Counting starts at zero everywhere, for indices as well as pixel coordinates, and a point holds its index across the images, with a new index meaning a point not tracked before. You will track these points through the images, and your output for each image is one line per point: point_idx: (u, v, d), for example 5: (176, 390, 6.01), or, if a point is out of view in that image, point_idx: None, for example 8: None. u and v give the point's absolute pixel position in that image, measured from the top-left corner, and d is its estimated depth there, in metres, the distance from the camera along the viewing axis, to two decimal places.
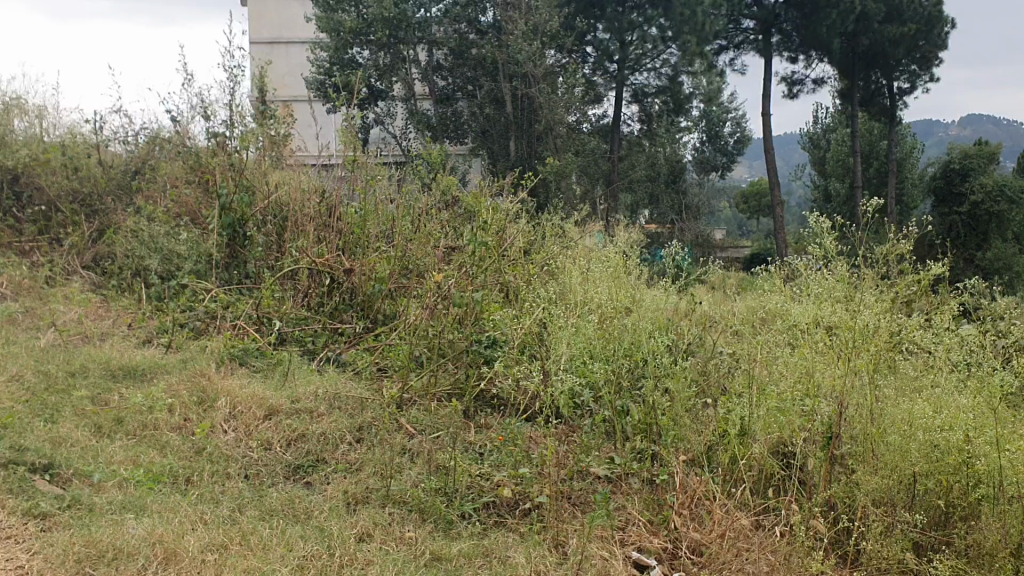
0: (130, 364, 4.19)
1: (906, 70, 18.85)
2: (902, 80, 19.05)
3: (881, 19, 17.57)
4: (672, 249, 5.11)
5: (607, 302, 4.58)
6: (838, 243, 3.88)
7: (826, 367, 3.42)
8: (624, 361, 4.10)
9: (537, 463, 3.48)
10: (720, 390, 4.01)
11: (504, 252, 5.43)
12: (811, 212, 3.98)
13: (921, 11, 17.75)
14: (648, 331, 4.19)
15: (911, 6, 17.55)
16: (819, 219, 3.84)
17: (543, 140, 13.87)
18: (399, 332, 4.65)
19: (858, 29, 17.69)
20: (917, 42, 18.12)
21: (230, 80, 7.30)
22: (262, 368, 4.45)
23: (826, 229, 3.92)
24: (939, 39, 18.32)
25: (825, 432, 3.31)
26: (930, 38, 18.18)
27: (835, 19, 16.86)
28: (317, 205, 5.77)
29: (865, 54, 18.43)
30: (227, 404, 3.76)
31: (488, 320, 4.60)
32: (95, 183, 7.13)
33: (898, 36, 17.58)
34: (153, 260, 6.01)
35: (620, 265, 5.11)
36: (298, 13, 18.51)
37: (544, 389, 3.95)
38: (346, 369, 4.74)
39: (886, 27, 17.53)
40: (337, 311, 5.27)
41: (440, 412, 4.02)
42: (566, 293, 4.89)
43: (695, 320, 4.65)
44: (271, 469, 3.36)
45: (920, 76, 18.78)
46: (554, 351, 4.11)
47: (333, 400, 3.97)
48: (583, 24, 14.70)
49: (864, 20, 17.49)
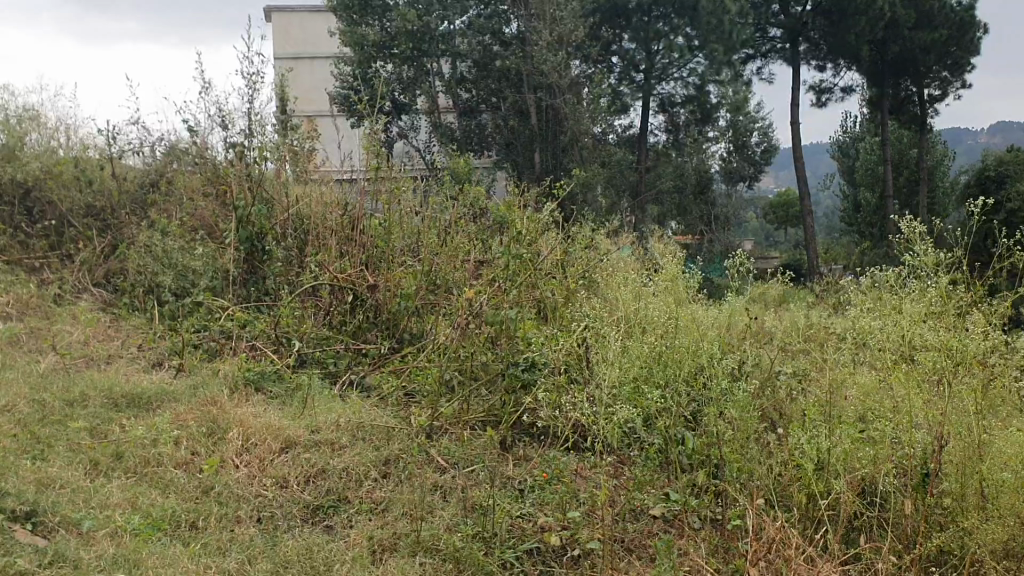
0: (136, 391, 3.81)
1: (938, 77, 18.29)
2: (933, 87, 18.42)
3: (912, 25, 17.04)
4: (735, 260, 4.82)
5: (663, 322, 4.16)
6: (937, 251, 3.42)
7: (919, 393, 3.01)
8: (682, 389, 3.69)
9: (587, 506, 3.08)
10: (792, 422, 3.60)
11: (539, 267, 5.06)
12: (903, 217, 3.50)
13: (953, 16, 17.23)
14: (708, 352, 3.79)
15: (943, 11, 17.09)
16: (912, 224, 3.40)
17: (568, 151, 13.50)
18: (429, 352, 4.26)
19: (887, 36, 17.31)
20: (948, 48, 17.45)
21: (249, 88, 6.98)
22: (280, 395, 4.01)
23: (920, 235, 3.45)
24: (972, 44, 17.61)
25: (919, 468, 2.90)
26: (962, 43, 17.48)
27: (864, 26, 16.35)
28: (339, 217, 5.43)
29: (894, 62, 17.89)
30: (239, 436, 3.35)
31: (520, 337, 4.14)
32: (109, 197, 6.83)
33: (929, 43, 17.06)
34: (167, 276, 5.66)
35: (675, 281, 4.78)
36: (323, 29, 18.37)
37: (593, 421, 3.56)
38: (371, 395, 4.34)
39: (917, 34, 16.99)
40: (360, 329, 4.89)
41: (473, 443, 3.64)
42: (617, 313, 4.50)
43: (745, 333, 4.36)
44: (287, 512, 2.96)
45: (952, 82, 18.12)
46: (600, 375, 3.76)
47: (356, 431, 3.56)
48: (609, 34, 14.37)
49: (893, 27, 17.06)
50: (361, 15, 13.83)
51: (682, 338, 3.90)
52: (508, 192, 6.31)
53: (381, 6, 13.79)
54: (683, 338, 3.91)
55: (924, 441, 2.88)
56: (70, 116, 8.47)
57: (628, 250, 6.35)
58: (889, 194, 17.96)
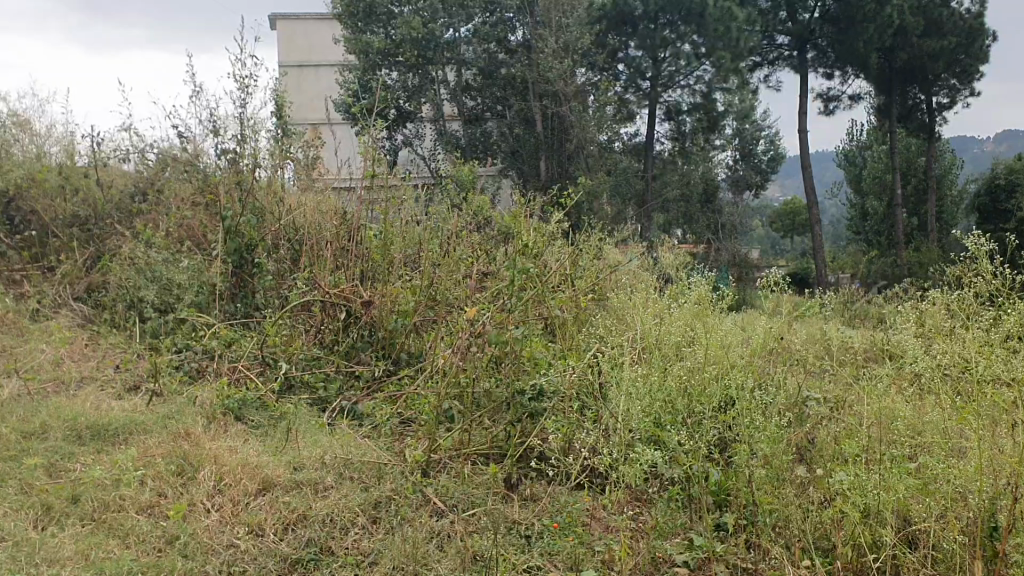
0: (102, 422, 3.45)
1: (946, 84, 17.88)
2: (941, 95, 18.08)
3: (921, 32, 16.62)
4: (768, 277, 4.98)
5: (697, 354, 3.79)
6: (999, 270, 3.18)
7: (983, 437, 2.67)
8: (711, 423, 3.34)
9: (604, 559, 2.72)
10: (837, 463, 3.22)
11: (548, 281, 4.72)
12: (964, 233, 3.20)
13: (961, 23, 16.68)
14: (741, 383, 3.45)
15: (951, 19, 16.52)
16: (981, 241, 3.06)
17: (574, 160, 13.01)
18: (425, 376, 3.86)
19: (896, 44, 16.74)
20: (957, 55, 17.06)
21: (241, 91, 6.63)
22: (262, 424, 3.66)
23: (986, 254, 3.12)
24: (981, 52, 17.18)
25: (987, 522, 2.56)
26: (971, 51, 17.08)
27: (872, 34, 15.89)
28: (335, 228, 5.05)
29: (903, 70, 17.52)
30: (211, 476, 3.00)
31: (528, 360, 3.80)
32: (94, 205, 6.51)
33: (938, 50, 16.66)
34: (150, 290, 5.33)
35: (703, 300, 4.49)
36: (327, 37, 18.07)
37: (611, 459, 3.21)
38: (363, 423, 3.91)
39: (926, 41, 16.57)
40: (352, 351, 4.51)
41: (474, 480, 3.28)
42: (643, 343, 4.15)
43: (759, 352, 4.16)
44: (261, 566, 2.58)
45: (960, 90, 17.80)
46: (617, 405, 3.42)
47: (343, 469, 3.20)
48: (615, 41, 13.99)
49: (902, 33, 16.52)
50: (365, 23, 13.51)
51: (714, 370, 3.54)
52: (513, 202, 6.04)
53: (385, 14, 13.41)
54: (714, 370, 3.55)
55: (992, 491, 2.54)
56: (60, 123, 8.17)
57: (635, 262, 6.00)
58: (898, 203, 17.61)
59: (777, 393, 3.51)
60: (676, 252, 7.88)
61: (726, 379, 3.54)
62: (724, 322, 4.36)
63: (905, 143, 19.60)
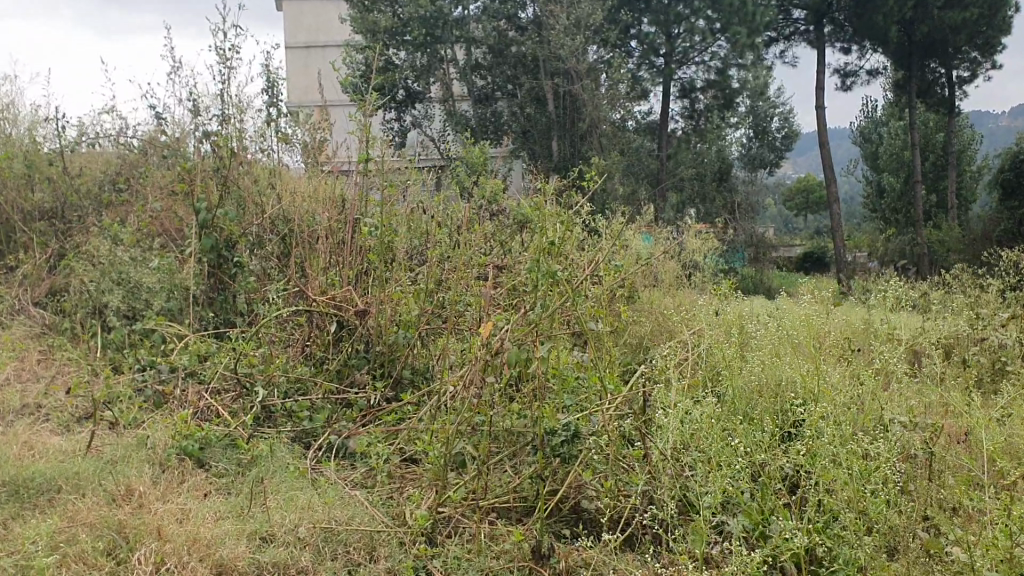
0: (22, 477, 2.75)
1: (967, 58, 16.84)
2: (962, 69, 17.08)
3: (942, 3, 15.49)
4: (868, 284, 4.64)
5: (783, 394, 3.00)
6: None
7: None
8: (798, 473, 2.62)
9: None
10: (965, 528, 2.48)
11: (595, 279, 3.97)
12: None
13: None
14: (834, 418, 2.72)
15: None
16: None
17: (586, 139, 12.28)
18: (433, 408, 3.08)
19: (915, 16, 15.63)
20: (980, 28, 15.85)
21: (223, 63, 5.93)
22: (228, 473, 2.97)
23: None
24: (1003, 24, 15.99)
25: None
26: (993, 24, 15.86)
27: (893, 6, 15.01)
28: (329, 218, 4.32)
29: (923, 43, 16.33)
30: (148, 559, 2.29)
31: (557, 381, 3.10)
32: (61, 195, 5.84)
33: (961, 23, 15.50)
34: (113, 296, 4.67)
35: (768, 322, 3.81)
36: (336, 16, 17.29)
37: (670, 522, 2.49)
38: (357, 465, 3.19)
39: (947, 13, 15.41)
40: (345, 369, 3.78)
41: (495, 545, 2.60)
42: (699, 361, 3.45)
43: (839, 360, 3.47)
44: None
45: (982, 64, 16.77)
46: (676, 446, 2.69)
47: (325, 541, 2.50)
48: (628, 17, 13.14)
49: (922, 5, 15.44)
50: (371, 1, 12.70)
51: (812, 410, 2.76)
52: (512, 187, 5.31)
53: None
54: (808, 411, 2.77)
55: None
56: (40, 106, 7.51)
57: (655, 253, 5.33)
58: (918, 180, 16.72)
59: (885, 436, 2.74)
60: (704, 238, 7.09)
61: (825, 421, 2.77)
62: (801, 347, 3.56)
63: (926, 118, 18.66)
